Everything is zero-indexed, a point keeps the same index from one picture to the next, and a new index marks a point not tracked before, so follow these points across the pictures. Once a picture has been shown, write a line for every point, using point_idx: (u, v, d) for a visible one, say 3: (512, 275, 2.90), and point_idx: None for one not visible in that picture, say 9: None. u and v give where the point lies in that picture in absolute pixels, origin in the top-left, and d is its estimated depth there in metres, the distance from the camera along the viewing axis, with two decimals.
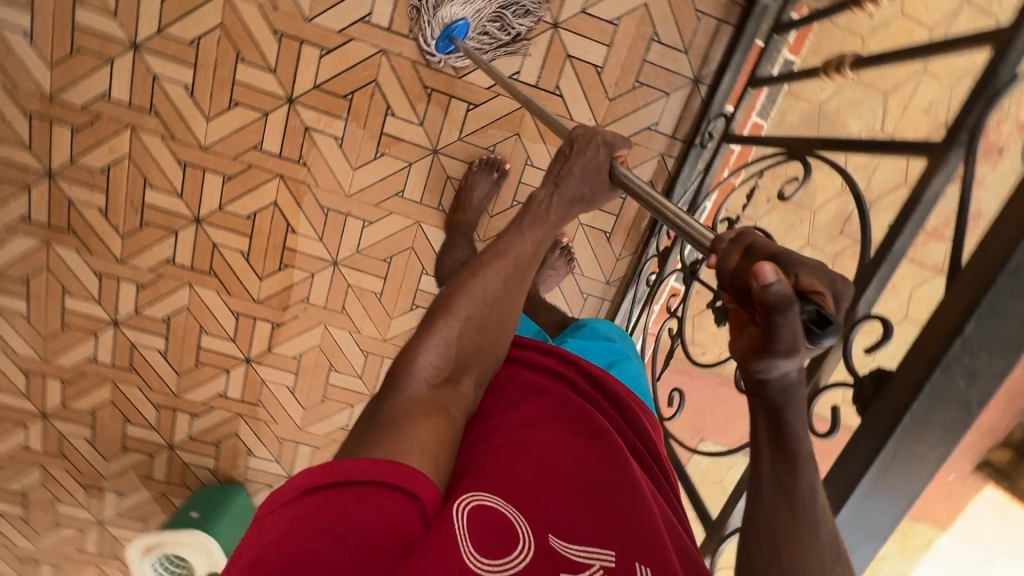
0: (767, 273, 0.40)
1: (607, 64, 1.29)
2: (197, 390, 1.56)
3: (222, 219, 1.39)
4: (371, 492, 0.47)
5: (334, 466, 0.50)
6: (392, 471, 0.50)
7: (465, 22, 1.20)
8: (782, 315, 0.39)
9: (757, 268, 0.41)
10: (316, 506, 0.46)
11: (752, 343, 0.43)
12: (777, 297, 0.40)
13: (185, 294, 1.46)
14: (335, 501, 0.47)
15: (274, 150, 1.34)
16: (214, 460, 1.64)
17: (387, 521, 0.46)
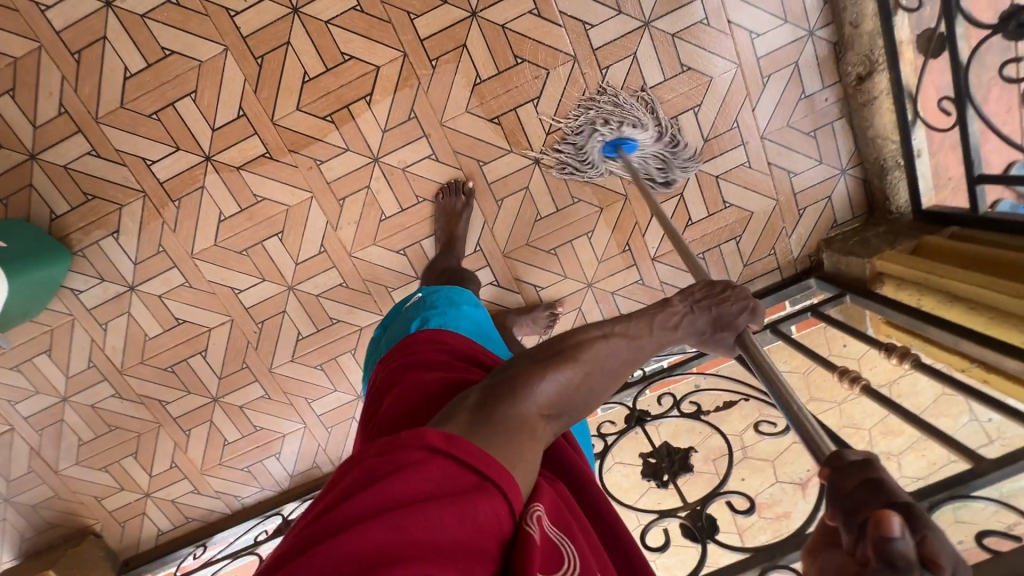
0: (893, 528, 0.41)
1: (696, 224, 1.45)
2: (124, 136, 1.27)
3: (318, 32, 1.22)
4: (484, 487, 0.51)
5: (460, 444, 0.52)
6: (503, 472, 0.53)
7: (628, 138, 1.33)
8: (893, 569, 0.41)
9: (882, 514, 0.42)
10: (437, 483, 0.49)
11: (848, 570, 0.44)
12: (896, 552, 0.41)
13: (211, 49, 1.22)
14: (455, 484, 0.49)
15: (421, 32, 1.24)
16: (67, 207, 1.31)
17: (492, 516, 0.49)
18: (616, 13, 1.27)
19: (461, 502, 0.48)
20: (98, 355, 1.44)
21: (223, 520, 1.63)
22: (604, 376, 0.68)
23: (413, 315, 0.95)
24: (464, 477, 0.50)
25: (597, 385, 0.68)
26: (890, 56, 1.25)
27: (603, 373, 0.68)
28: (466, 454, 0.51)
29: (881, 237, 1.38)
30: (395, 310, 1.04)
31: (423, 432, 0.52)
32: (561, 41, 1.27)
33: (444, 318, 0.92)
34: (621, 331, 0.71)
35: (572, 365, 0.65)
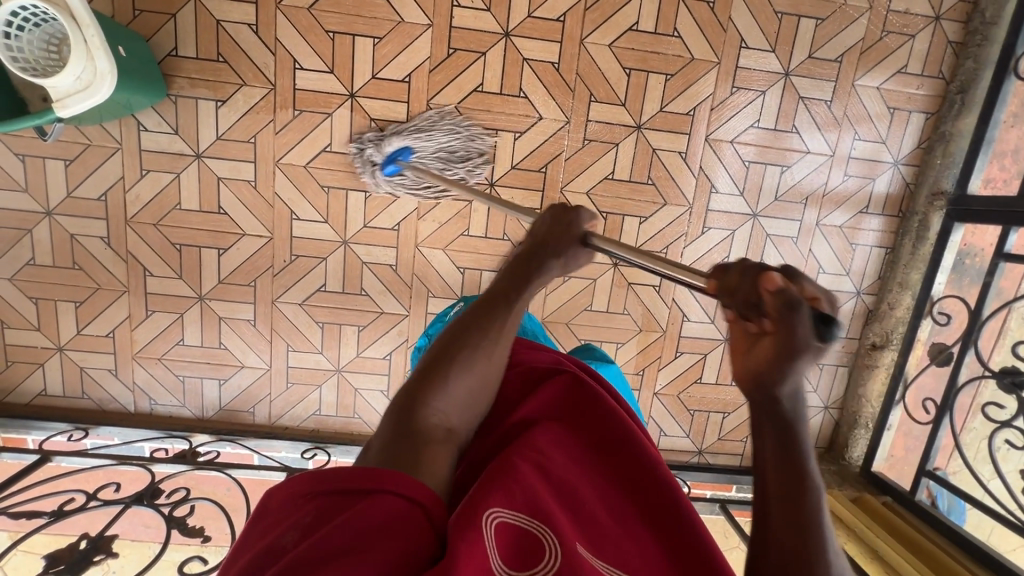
0: (774, 280, 0.49)
1: (702, 384, 1.60)
2: (292, 32, 1.27)
3: (512, 61, 1.33)
4: (374, 497, 0.46)
5: (338, 473, 0.48)
6: (388, 476, 0.48)
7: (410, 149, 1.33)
8: (797, 315, 0.47)
9: (767, 275, 0.50)
10: (325, 516, 0.46)
11: (772, 345, 0.49)
12: (789, 293, 0.48)
13: (418, 18, 1.29)
14: (343, 502, 0.46)
15: (590, 115, 1.38)
16: (191, 54, 1.27)
17: (403, 520, 0.45)
18: (737, 193, 1.47)
19: (352, 520, 0.44)
20: (116, 194, 1.33)
21: (118, 415, 1.47)
22: (471, 351, 0.63)
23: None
24: (352, 497, 0.46)
25: (485, 373, 0.64)
26: (905, 345, 1.52)
27: (479, 352, 0.63)
28: (344, 480, 0.47)
29: (831, 475, 1.59)
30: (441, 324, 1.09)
31: (289, 482, 0.49)
32: (684, 188, 1.45)
33: None
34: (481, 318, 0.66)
35: (455, 364, 0.61)
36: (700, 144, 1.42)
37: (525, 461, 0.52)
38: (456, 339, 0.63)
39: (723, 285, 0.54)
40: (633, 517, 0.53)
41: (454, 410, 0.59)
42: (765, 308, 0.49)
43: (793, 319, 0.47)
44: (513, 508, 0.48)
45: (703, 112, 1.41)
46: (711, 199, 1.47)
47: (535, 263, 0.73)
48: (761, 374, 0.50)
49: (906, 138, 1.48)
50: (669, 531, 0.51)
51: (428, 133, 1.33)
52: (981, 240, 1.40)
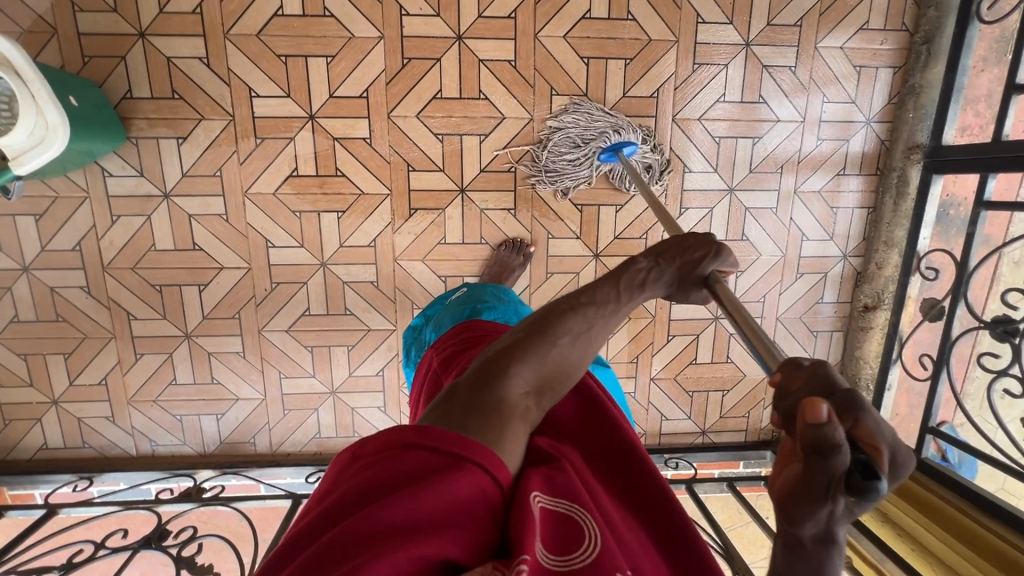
0: (819, 412, 0.34)
1: (698, 364, 1.60)
2: (243, 61, 1.26)
3: (468, 64, 1.31)
4: (460, 466, 0.43)
5: (427, 433, 0.45)
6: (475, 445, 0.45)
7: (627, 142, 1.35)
8: (827, 460, 0.35)
9: (811, 400, 0.35)
10: (410, 473, 0.42)
11: (789, 484, 0.37)
12: (833, 432, 0.34)
13: (367, 32, 1.28)
14: (433, 464, 0.43)
15: (554, 109, 1.36)
16: (145, 95, 1.26)
17: (479, 497, 0.43)
18: (711, 170, 1.46)
19: (435, 484, 0.41)
20: (89, 243, 1.33)
21: (121, 460, 1.47)
22: (572, 338, 0.58)
23: (462, 307, 0.95)
24: (441, 456, 0.43)
25: (572, 361, 0.58)
26: (896, 303, 1.51)
27: (578, 343, 0.58)
28: (442, 439, 0.44)
29: None
30: (441, 305, 1.07)
31: (385, 430, 0.45)
32: (657, 171, 1.44)
33: (495, 312, 0.93)
34: (590, 301, 0.60)
35: (548, 346, 0.57)
36: (668, 125, 1.41)
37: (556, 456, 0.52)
38: (561, 319, 0.58)
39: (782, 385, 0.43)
40: (649, 535, 0.51)
41: (534, 389, 0.55)
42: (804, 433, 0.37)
43: (829, 464, 0.35)
44: (554, 496, 0.46)
45: (667, 94, 1.39)
46: (685, 180, 1.45)
47: (654, 272, 0.65)
48: (777, 509, 0.38)
49: (876, 95, 1.46)
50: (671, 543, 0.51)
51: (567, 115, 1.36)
52: (962, 189, 1.37)
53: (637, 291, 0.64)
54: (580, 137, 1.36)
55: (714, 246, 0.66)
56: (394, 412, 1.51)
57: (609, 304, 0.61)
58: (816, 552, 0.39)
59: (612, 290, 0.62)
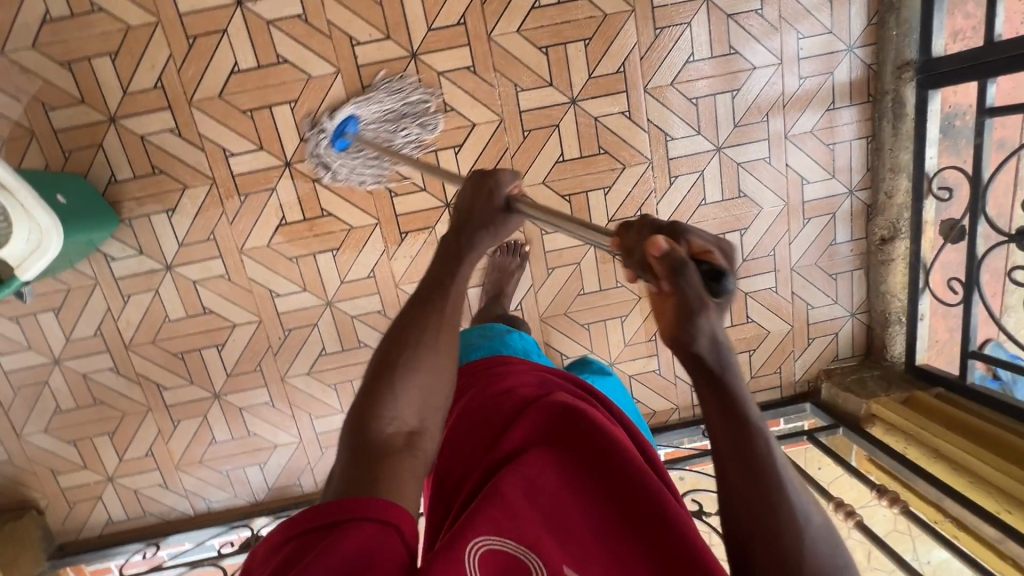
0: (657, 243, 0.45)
1: None
2: (211, 124, 1.29)
3: (428, 79, 1.30)
4: (342, 528, 0.44)
5: (306, 515, 0.46)
6: (345, 500, 0.46)
7: (356, 117, 1.29)
8: (681, 274, 0.44)
9: (652, 240, 0.46)
10: (292, 560, 0.43)
11: (674, 314, 0.44)
12: (675, 255, 0.44)
13: (323, 69, 1.28)
14: (312, 542, 0.44)
15: (522, 105, 1.34)
16: (128, 176, 1.30)
17: (370, 551, 0.43)
18: (694, 133, 1.41)
19: (315, 556, 0.42)
20: (109, 326, 1.39)
21: (182, 522, 1.54)
22: (417, 344, 0.58)
23: None
24: (319, 529, 0.44)
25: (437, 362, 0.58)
26: (914, 230, 1.44)
27: (425, 346, 0.58)
28: (317, 516, 0.45)
29: (877, 382, 1.53)
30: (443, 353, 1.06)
31: (269, 536, 0.47)
32: (639, 146, 1.40)
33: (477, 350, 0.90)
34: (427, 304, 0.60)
35: (397, 371, 0.56)
36: (641, 97, 1.37)
37: (509, 483, 0.51)
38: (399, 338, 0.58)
39: (626, 247, 0.51)
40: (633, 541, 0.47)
41: (403, 412, 0.55)
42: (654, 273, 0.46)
43: (685, 282, 0.43)
44: (504, 536, 0.48)
45: (633, 65, 1.36)
46: (670, 149, 1.42)
47: (464, 242, 0.64)
48: (672, 342, 0.45)
49: (854, 19, 1.39)
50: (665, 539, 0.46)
51: (368, 97, 1.28)
52: (965, 97, 1.30)
53: (460, 261, 0.64)
54: (376, 121, 1.31)
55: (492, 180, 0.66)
56: None
57: (433, 294, 0.61)
58: (717, 359, 0.44)
59: (434, 284, 0.62)
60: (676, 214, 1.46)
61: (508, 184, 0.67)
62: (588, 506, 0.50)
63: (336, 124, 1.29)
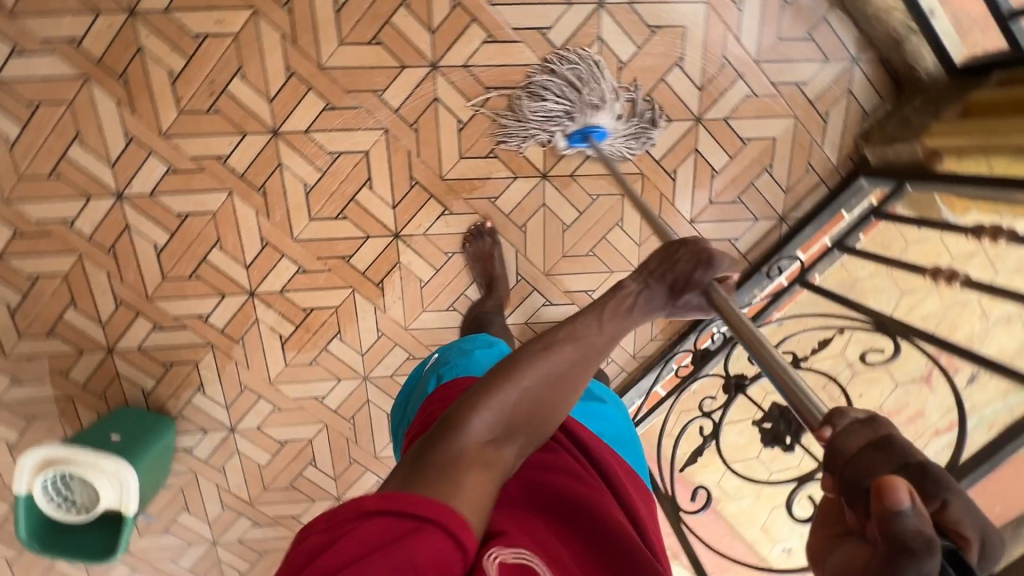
0: (901, 499, 0.38)
1: (722, 172, 1.39)
2: (176, 303, 1.36)
3: (301, 143, 1.27)
4: (423, 528, 0.51)
5: (398, 498, 0.53)
6: (438, 507, 0.53)
7: (605, 131, 1.29)
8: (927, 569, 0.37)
9: (889, 488, 0.39)
10: (378, 539, 0.49)
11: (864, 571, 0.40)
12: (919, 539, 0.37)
13: (218, 198, 1.28)
14: (396, 532, 0.50)
15: (393, 103, 1.26)
16: (153, 383, 1.41)
17: (440, 557, 0.49)
18: (567, 6, 1.24)
19: (401, 551, 0.48)
20: (227, 497, 1.56)
21: None
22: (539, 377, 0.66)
23: (428, 378, 0.95)
24: (407, 521, 0.51)
25: (553, 394, 0.67)
26: None
27: (541, 378, 0.66)
28: (411, 505, 0.52)
29: (922, 112, 1.28)
30: (416, 375, 1.04)
31: (355, 500, 0.53)
32: (525, 58, 1.26)
33: (457, 368, 0.92)
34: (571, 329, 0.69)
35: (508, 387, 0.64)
36: (493, 12, 1.22)
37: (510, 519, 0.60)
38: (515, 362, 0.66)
39: (839, 440, 0.46)
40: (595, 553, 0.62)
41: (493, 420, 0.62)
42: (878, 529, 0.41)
43: (909, 569, 0.37)
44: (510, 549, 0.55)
45: None
46: (554, 40, 1.26)
47: (639, 298, 0.73)
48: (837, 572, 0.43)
49: None
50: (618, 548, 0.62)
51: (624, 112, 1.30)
52: None
53: (623, 320, 0.72)
54: (580, 104, 1.26)
55: (702, 250, 0.74)
56: None
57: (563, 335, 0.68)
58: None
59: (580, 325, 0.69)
60: None
61: (723, 267, 0.74)
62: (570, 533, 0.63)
63: (588, 123, 1.28)
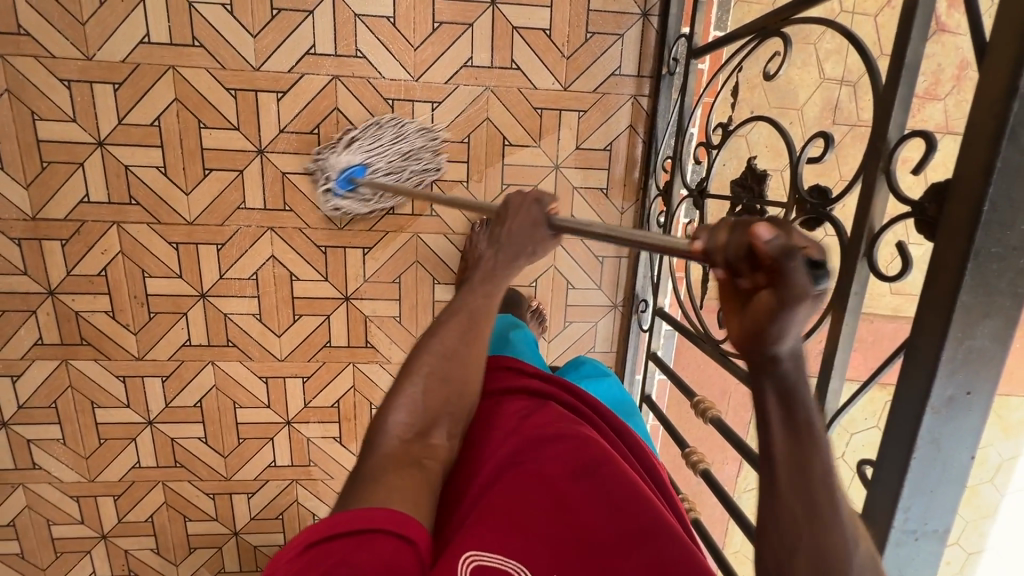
0: (764, 228, 0.40)
1: (554, 25, 1.28)
2: (248, 468, 1.52)
3: (226, 288, 1.38)
4: (365, 539, 0.53)
5: (332, 520, 0.56)
6: (377, 513, 0.56)
7: (362, 165, 1.28)
8: (794, 264, 0.40)
9: (754, 225, 0.41)
10: (320, 561, 0.52)
11: (767, 302, 0.42)
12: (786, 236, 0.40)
13: (209, 372, 1.44)
14: (344, 548, 0.53)
15: (258, 204, 1.33)
16: (282, 535, 1.59)
17: (387, 559, 0.52)
18: (309, 13, 1.23)
19: (344, 563, 0.51)
20: None
21: None
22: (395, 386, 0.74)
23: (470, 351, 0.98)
24: (348, 541, 0.53)
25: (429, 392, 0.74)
26: None
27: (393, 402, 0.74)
28: (350, 522, 0.55)
29: None
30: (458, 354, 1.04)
31: (298, 536, 0.56)
32: (317, 83, 1.26)
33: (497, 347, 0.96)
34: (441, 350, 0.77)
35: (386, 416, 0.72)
36: (263, 72, 1.25)
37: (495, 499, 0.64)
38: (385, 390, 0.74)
39: (711, 243, 0.45)
40: (587, 505, 0.64)
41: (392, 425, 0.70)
42: (757, 263, 0.42)
43: (792, 274, 0.40)
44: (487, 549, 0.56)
45: (229, 75, 1.25)
46: (326, 49, 1.25)
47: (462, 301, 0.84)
48: (749, 333, 0.43)
49: None
50: (612, 498, 0.64)
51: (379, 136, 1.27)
52: None
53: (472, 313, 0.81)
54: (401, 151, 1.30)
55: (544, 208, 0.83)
56: None
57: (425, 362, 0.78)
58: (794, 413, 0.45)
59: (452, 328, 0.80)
60: (400, 55, 1.27)
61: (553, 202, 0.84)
62: (569, 489, 0.66)
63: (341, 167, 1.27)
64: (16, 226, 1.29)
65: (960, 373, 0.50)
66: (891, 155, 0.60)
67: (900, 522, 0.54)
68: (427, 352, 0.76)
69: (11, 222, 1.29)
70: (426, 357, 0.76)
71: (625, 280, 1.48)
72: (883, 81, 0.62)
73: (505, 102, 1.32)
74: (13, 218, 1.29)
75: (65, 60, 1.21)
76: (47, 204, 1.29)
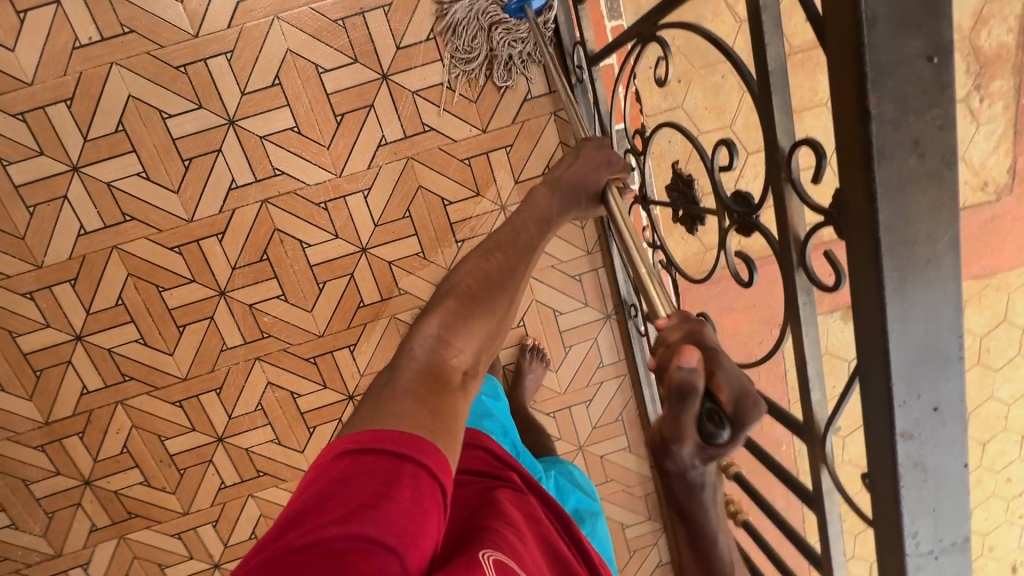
0: (686, 358, 0.43)
1: (452, 75, 1.26)
2: None
3: (238, 425, 1.42)
4: (409, 471, 0.47)
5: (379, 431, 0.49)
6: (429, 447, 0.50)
7: None
8: (688, 404, 0.44)
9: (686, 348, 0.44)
10: (366, 480, 0.46)
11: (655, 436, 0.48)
12: (691, 381, 0.43)
13: (252, 505, 1.48)
14: (391, 474, 0.47)
15: (238, 340, 1.36)
16: None
17: (428, 508, 0.46)
18: (217, 151, 1.24)
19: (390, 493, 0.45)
20: None
21: None
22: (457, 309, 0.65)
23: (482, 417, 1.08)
24: (392, 463, 0.47)
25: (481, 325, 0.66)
26: None
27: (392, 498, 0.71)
28: (397, 443, 0.49)
29: None
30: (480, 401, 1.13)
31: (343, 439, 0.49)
32: (249, 213, 1.28)
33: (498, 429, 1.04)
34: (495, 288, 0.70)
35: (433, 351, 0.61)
36: (197, 221, 1.27)
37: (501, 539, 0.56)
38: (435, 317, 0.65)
39: (661, 335, 0.51)
40: None
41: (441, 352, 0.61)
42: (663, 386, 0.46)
43: (685, 412, 0.44)
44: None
45: (168, 235, 1.27)
46: (246, 178, 1.26)
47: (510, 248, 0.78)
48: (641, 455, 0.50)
49: None
50: None
51: None
52: None
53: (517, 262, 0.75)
54: None
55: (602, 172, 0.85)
56: (585, 392, 1.51)
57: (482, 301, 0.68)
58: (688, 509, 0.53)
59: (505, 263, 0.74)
60: (316, 158, 1.27)
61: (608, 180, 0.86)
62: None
63: None
64: (35, 435, 1.36)
65: (918, 389, 0.46)
66: (788, 164, 0.56)
67: (913, 548, 0.51)
68: (466, 279, 0.69)
69: (29, 434, 1.36)
70: (463, 277, 0.70)
71: (610, 289, 1.45)
72: (755, 84, 0.58)
73: (432, 164, 1.31)
74: (30, 430, 1.36)
75: (20, 276, 1.26)
76: (54, 406, 1.35)
